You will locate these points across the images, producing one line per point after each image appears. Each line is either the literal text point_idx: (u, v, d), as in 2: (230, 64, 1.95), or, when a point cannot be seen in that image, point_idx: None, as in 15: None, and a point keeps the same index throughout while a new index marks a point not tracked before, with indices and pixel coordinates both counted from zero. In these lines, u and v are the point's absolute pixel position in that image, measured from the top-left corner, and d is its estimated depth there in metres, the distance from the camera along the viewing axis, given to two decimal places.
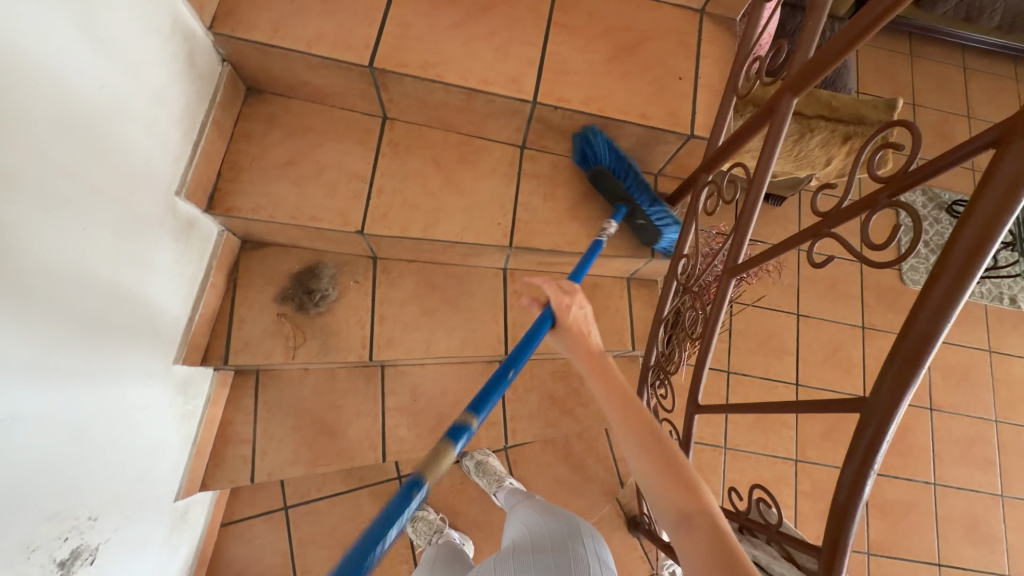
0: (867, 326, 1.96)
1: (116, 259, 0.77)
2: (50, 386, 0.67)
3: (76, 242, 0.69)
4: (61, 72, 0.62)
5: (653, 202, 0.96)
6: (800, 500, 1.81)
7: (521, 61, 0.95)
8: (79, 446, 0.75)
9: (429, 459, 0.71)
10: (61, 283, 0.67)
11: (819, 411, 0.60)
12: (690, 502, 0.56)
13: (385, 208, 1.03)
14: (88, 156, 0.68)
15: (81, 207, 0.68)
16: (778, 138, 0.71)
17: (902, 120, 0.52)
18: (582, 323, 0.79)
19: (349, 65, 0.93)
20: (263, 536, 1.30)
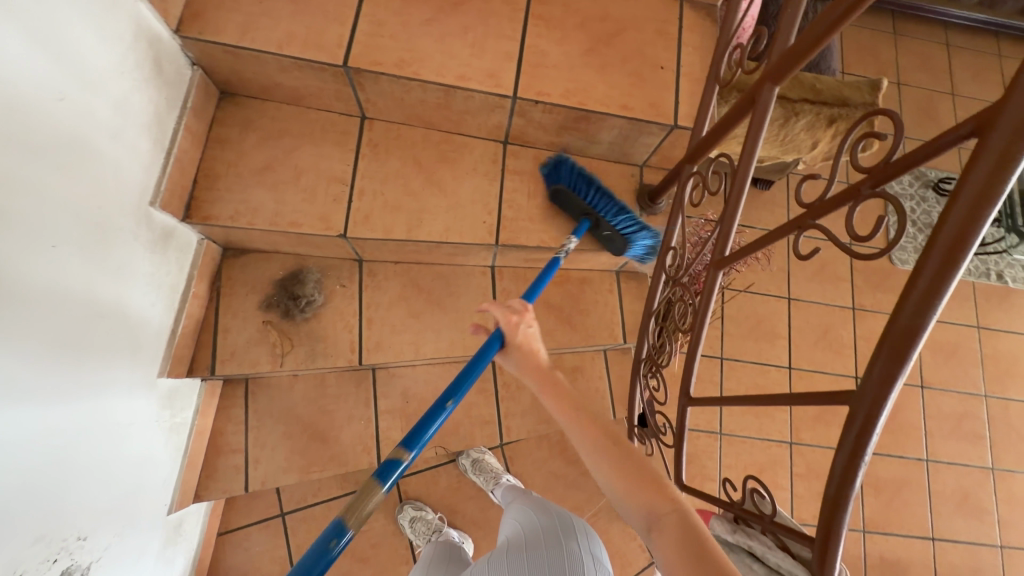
0: (856, 308, 1.97)
1: (89, 274, 0.75)
2: (29, 407, 0.66)
3: (45, 260, 0.66)
4: (20, 84, 0.59)
5: (615, 210, 0.96)
6: (795, 482, 1.83)
7: (498, 55, 0.93)
8: (63, 466, 0.74)
9: (353, 502, 0.69)
10: (33, 303, 0.65)
11: (806, 404, 0.60)
12: (659, 503, 0.57)
13: (367, 210, 1.01)
14: (52, 171, 0.66)
15: (49, 223, 0.66)
16: (761, 127, 0.70)
17: (884, 108, 0.51)
18: (529, 341, 0.79)
19: (321, 66, 0.91)
20: (261, 544, 1.29)
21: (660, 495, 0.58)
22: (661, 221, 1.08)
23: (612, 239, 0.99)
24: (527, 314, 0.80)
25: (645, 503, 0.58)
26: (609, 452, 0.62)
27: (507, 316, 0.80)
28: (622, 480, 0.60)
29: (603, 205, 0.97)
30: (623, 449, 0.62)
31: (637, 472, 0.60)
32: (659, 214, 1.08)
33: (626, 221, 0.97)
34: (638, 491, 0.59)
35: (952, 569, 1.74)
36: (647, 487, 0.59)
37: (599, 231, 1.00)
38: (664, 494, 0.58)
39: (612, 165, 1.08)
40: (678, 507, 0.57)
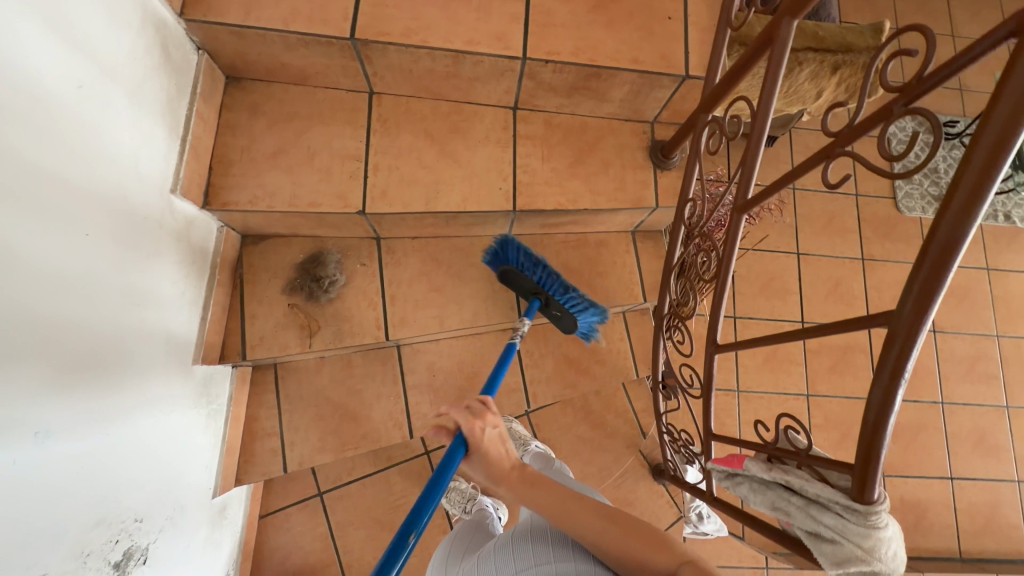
0: (866, 258, 1.98)
1: (120, 267, 0.76)
2: (75, 399, 0.68)
3: (77, 253, 0.67)
4: (40, 74, 0.59)
5: (563, 292, 1.06)
6: (814, 433, 1.87)
7: (504, 17, 0.92)
8: (114, 455, 0.76)
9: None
10: (69, 295, 0.66)
11: (839, 333, 0.61)
12: (666, 561, 0.66)
13: (383, 186, 1.01)
14: (77, 165, 0.66)
15: (79, 215, 0.67)
16: (780, 65, 0.69)
17: (911, 24, 0.51)
18: (495, 442, 0.84)
19: (329, 41, 0.90)
20: (301, 524, 1.33)
21: (665, 555, 0.67)
22: (675, 176, 1.08)
23: (561, 317, 1.11)
24: (489, 416, 0.85)
25: (657, 565, 0.66)
26: (606, 530, 0.70)
27: (472, 423, 0.84)
28: (630, 543, 0.68)
29: (552, 286, 1.06)
30: (616, 521, 0.70)
31: (641, 537, 0.69)
32: (673, 169, 1.08)
33: (574, 300, 1.07)
34: (648, 551, 0.67)
35: (970, 506, 1.78)
36: (651, 545, 0.68)
37: (550, 309, 1.11)
38: (667, 552, 0.67)
39: (622, 124, 1.08)
40: (684, 558, 0.66)
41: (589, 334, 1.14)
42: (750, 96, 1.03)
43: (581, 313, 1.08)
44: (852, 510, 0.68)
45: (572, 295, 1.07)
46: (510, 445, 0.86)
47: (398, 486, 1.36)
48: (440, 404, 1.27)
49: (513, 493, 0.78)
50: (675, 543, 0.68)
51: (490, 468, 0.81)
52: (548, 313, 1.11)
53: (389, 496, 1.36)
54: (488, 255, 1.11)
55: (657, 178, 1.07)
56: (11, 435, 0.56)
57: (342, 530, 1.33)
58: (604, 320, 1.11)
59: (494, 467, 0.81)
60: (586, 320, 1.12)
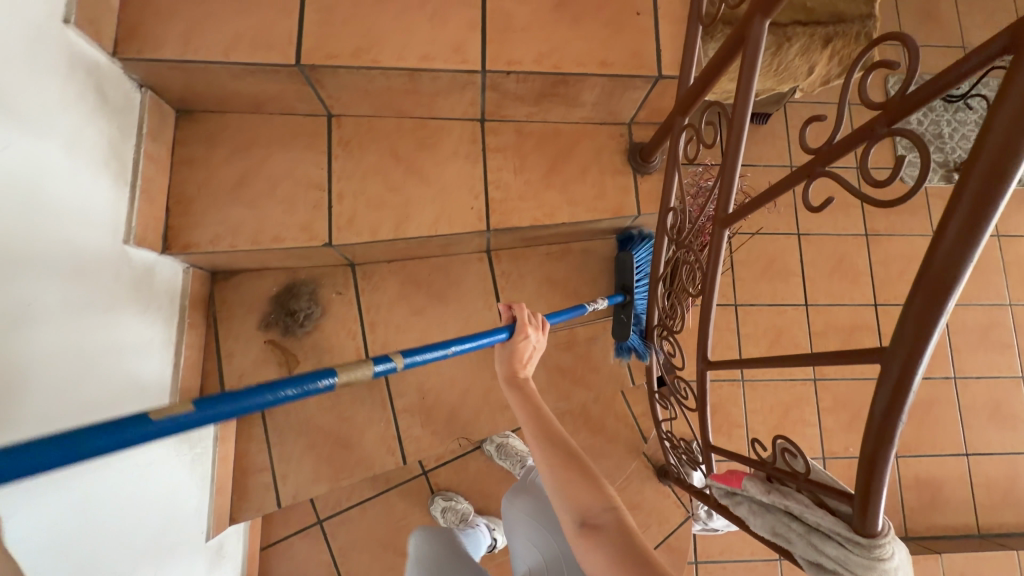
0: (870, 233, 1.91)
1: (75, 322, 0.72)
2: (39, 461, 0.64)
3: (28, 313, 0.63)
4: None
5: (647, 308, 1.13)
6: (824, 417, 1.83)
7: (460, 26, 0.85)
8: (90, 510, 0.73)
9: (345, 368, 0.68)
10: (25, 356, 0.62)
11: (829, 364, 0.58)
12: (600, 508, 0.64)
13: (349, 213, 0.96)
14: (12, 224, 0.62)
15: (20, 276, 0.62)
16: (754, 67, 0.62)
17: (894, 33, 0.45)
18: (527, 349, 0.85)
19: (275, 68, 0.84)
20: (304, 552, 1.32)
21: (597, 494, 0.65)
22: (657, 179, 1.02)
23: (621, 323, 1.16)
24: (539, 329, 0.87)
25: (588, 506, 0.64)
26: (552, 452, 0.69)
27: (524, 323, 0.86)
28: (573, 486, 0.66)
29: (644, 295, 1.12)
30: (567, 454, 0.69)
31: (579, 474, 0.67)
32: (655, 172, 1.02)
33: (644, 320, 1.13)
34: (579, 489, 0.66)
35: (987, 479, 1.74)
36: (585, 484, 0.66)
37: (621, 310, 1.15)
38: (600, 495, 0.65)
39: (599, 127, 1.02)
40: (612, 507, 0.64)
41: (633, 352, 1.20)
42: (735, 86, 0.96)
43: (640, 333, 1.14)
44: (854, 541, 0.64)
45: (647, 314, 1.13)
46: (532, 363, 0.86)
47: (399, 507, 1.35)
48: (433, 426, 1.24)
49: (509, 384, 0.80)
50: (610, 490, 0.66)
51: (506, 360, 0.82)
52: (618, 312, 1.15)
53: (390, 518, 1.34)
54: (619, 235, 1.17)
55: (638, 183, 1.02)
56: None
57: (345, 555, 1.32)
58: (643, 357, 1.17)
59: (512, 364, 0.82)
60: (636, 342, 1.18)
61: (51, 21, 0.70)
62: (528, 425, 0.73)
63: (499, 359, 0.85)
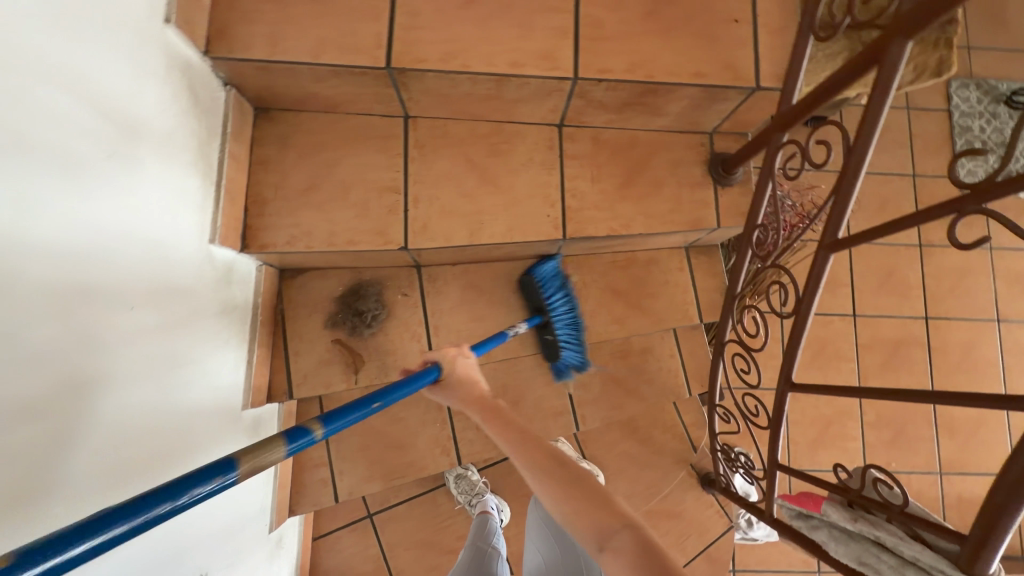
0: (924, 245, 1.86)
1: (166, 316, 0.73)
2: (131, 467, 0.63)
3: (123, 316, 0.64)
4: (41, 141, 0.50)
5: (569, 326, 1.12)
6: (866, 431, 1.80)
7: (551, 32, 0.82)
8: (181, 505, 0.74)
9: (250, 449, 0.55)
10: (37, 424, 0.50)
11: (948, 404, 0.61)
12: (612, 523, 0.63)
13: (424, 219, 0.95)
14: (95, 233, 0.59)
15: (26, 323, 0.49)
16: (888, 89, 0.59)
17: None
18: (466, 370, 0.83)
19: (361, 70, 0.82)
20: (352, 546, 1.33)
21: (612, 514, 0.64)
22: (737, 193, 1.00)
23: (551, 343, 1.14)
24: (464, 354, 0.85)
25: (604, 525, 0.63)
26: (548, 482, 0.67)
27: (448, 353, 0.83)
28: (578, 507, 0.65)
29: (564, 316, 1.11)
30: (566, 477, 0.67)
31: (586, 496, 0.66)
32: (735, 184, 1.00)
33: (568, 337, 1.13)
34: (591, 513, 0.64)
35: None
36: (596, 508, 0.65)
37: (545, 333, 1.13)
38: (613, 513, 0.64)
39: (677, 136, 0.99)
40: (626, 522, 0.63)
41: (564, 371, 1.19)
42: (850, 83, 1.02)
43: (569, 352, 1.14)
44: None
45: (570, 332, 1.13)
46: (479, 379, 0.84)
47: (446, 506, 1.36)
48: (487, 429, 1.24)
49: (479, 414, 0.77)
50: (620, 505, 0.66)
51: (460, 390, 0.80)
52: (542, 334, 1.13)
53: (437, 517, 1.36)
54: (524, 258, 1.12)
55: (717, 195, 1.00)
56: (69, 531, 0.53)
57: (392, 551, 1.34)
58: (581, 367, 1.19)
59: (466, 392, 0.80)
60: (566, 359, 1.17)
61: (153, 22, 0.69)
62: (517, 456, 0.70)
63: (447, 392, 0.82)
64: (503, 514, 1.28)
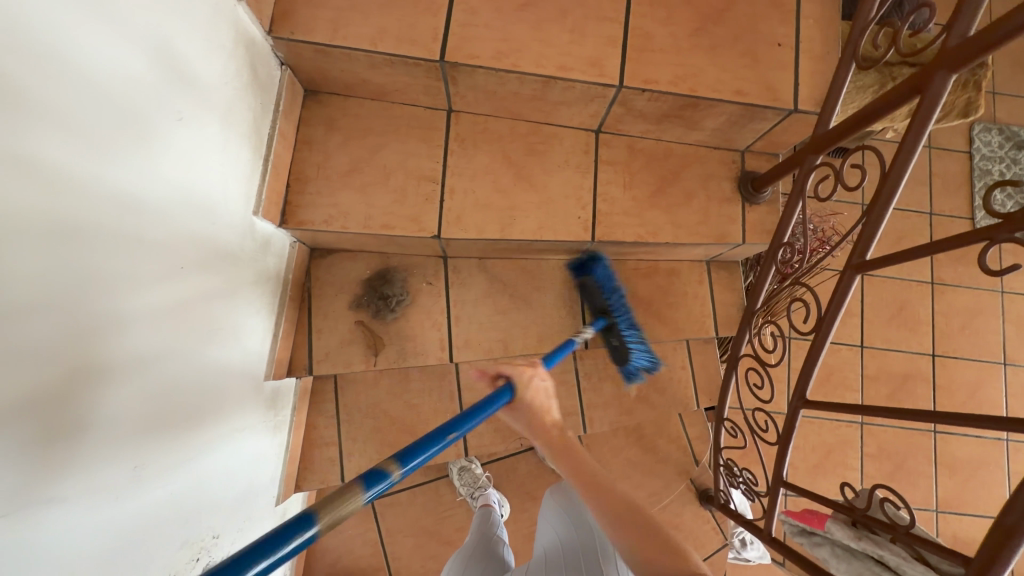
0: (936, 282, 1.87)
1: (207, 278, 0.75)
2: (162, 418, 0.65)
3: (172, 272, 0.66)
4: (115, 98, 0.53)
5: (630, 323, 1.03)
6: (866, 463, 1.80)
7: (600, 40, 0.86)
8: (202, 464, 0.75)
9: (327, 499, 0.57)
10: (60, 378, 0.48)
11: (970, 426, 0.63)
12: (684, 574, 0.64)
13: (458, 210, 0.98)
14: (156, 188, 0.61)
15: (79, 265, 0.50)
16: (928, 119, 0.62)
17: None
18: (540, 394, 0.85)
19: (415, 62, 0.85)
20: (353, 528, 1.35)
21: (684, 565, 0.65)
22: (764, 211, 1.03)
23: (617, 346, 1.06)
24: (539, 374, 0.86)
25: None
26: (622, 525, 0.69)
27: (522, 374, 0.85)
28: (650, 552, 0.66)
29: (624, 313, 1.03)
30: (639, 519, 0.69)
31: (659, 543, 0.67)
32: (763, 203, 1.03)
33: (634, 334, 1.04)
34: (664, 562, 0.65)
35: None
36: (669, 557, 0.65)
37: (610, 335, 1.06)
38: (686, 563, 0.65)
39: (709, 151, 1.03)
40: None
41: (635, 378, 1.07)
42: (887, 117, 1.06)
43: (635, 351, 1.04)
44: None
45: (634, 331, 1.04)
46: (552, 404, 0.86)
47: (447, 497, 1.38)
48: (496, 423, 1.27)
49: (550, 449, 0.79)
50: (692, 556, 0.66)
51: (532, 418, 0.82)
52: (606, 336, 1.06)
53: (437, 507, 1.38)
54: (574, 264, 1.10)
55: (745, 212, 1.03)
56: (108, 471, 0.55)
57: (391, 537, 1.35)
58: (654, 370, 1.06)
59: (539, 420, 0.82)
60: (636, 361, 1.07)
61: None
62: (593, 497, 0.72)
63: (518, 418, 0.84)
64: (504, 509, 1.29)
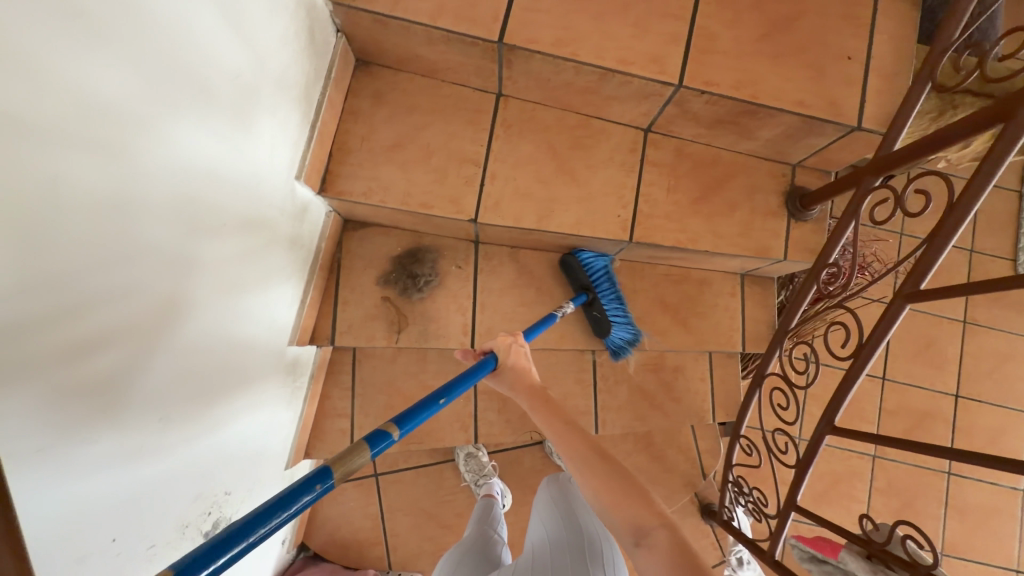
0: (968, 321, 1.82)
1: (247, 237, 0.75)
2: (189, 371, 0.65)
3: (216, 227, 0.66)
4: (182, 48, 0.52)
5: (617, 299, 1.10)
6: (874, 496, 1.76)
7: (663, 37, 0.83)
8: (221, 419, 0.76)
9: (338, 458, 0.56)
10: (109, 321, 0.49)
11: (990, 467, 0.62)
12: (646, 518, 0.64)
13: (497, 196, 0.97)
14: (211, 142, 0.61)
15: (134, 212, 0.50)
16: (1009, 151, 0.59)
17: None
18: (521, 358, 0.84)
19: (473, 41, 0.84)
20: (355, 500, 1.36)
21: (649, 510, 0.64)
22: (808, 229, 1.01)
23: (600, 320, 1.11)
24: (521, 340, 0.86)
25: (637, 518, 0.64)
26: (588, 470, 0.68)
27: (505, 341, 0.85)
28: (610, 495, 0.66)
29: (611, 290, 1.09)
30: (605, 462, 0.69)
31: (623, 487, 0.67)
32: (809, 221, 1.00)
33: (619, 310, 1.10)
34: (628, 504, 0.65)
35: None
36: (634, 502, 0.65)
37: (593, 310, 1.11)
38: (652, 510, 0.65)
39: (759, 162, 1.00)
40: (663, 522, 0.63)
41: (618, 349, 1.14)
42: (961, 147, 1.12)
43: (619, 325, 1.10)
44: None
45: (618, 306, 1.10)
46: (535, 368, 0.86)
47: (451, 482, 1.39)
48: (507, 414, 1.27)
49: (529, 406, 0.78)
50: (661, 504, 0.66)
51: (512, 380, 0.82)
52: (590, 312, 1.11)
53: (439, 490, 1.39)
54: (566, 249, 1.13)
55: (789, 228, 1.00)
56: (137, 420, 0.55)
57: (391, 514, 1.36)
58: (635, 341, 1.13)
59: (519, 380, 0.82)
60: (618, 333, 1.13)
61: None
62: (563, 447, 0.72)
63: (502, 383, 0.84)
64: (507, 500, 1.30)
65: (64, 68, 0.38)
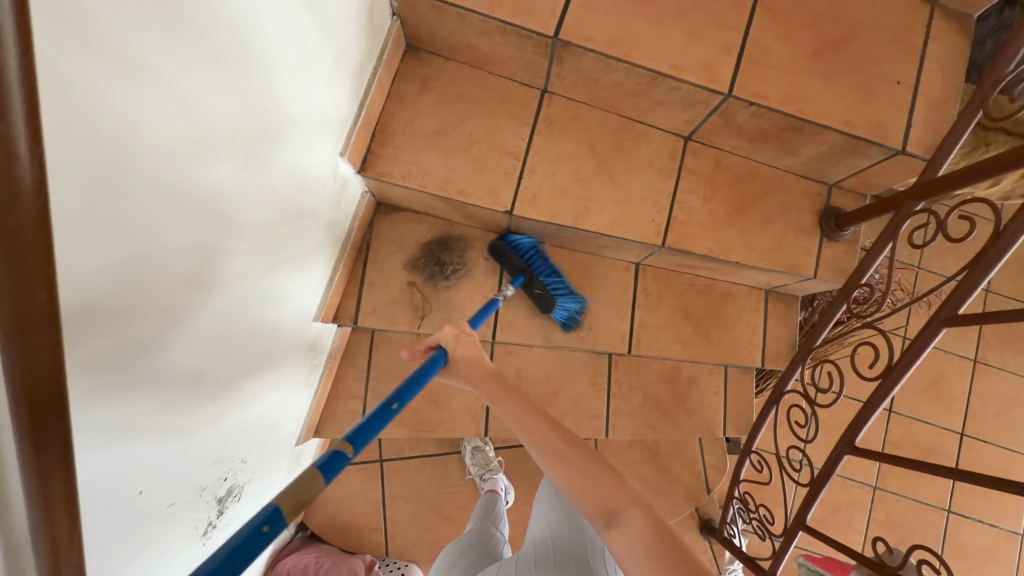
0: (979, 360, 1.82)
1: (290, 207, 0.75)
2: (224, 335, 0.65)
3: (265, 194, 0.66)
4: (257, 11, 0.52)
5: (553, 272, 1.08)
6: (872, 527, 1.75)
7: (715, 46, 0.84)
8: (245, 387, 0.76)
9: (290, 491, 0.50)
10: (165, 277, 0.49)
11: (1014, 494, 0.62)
12: (617, 501, 0.60)
13: (535, 191, 0.97)
14: (270, 109, 0.61)
15: (199, 170, 0.50)
16: None
17: None
18: (472, 349, 0.79)
19: (528, 35, 0.84)
20: (357, 485, 1.35)
21: (621, 491, 0.61)
22: (840, 250, 1.01)
23: (543, 298, 1.08)
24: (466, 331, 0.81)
25: (608, 501, 0.60)
26: (552, 458, 0.64)
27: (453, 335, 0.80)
28: (577, 478, 0.62)
29: (543, 265, 1.08)
30: (570, 446, 0.65)
31: (591, 471, 0.63)
32: (842, 242, 1.01)
33: (558, 282, 1.09)
34: (598, 488, 0.61)
35: None
36: (604, 485, 0.61)
37: (533, 288, 1.09)
38: (624, 491, 0.61)
39: (797, 180, 1.01)
40: (636, 504, 0.60)
41: (569, 322, 1.12)
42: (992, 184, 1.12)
43: (561, 297, 1.09)
44: None
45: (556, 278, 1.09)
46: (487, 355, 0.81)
47: (455, 474, 1.39)
48: None
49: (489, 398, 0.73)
50: (632, 484, 0.62)
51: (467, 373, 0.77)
52: (530, 291, 1.08)
53: (443, 481, 1.38)
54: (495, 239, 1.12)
55: (821, 247, 1.01)
56: (174, 378, 0.55)
57: (393, 501, 1.36)
58: (581, 309, 1.12)
59: (474, 372, 0.77)
60: (564, 305, 1.11)
61: None
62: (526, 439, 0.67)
63: (457, 377, 0.79)
64: (510, 497, 1.29)
65: (159, 19, 0.38)
